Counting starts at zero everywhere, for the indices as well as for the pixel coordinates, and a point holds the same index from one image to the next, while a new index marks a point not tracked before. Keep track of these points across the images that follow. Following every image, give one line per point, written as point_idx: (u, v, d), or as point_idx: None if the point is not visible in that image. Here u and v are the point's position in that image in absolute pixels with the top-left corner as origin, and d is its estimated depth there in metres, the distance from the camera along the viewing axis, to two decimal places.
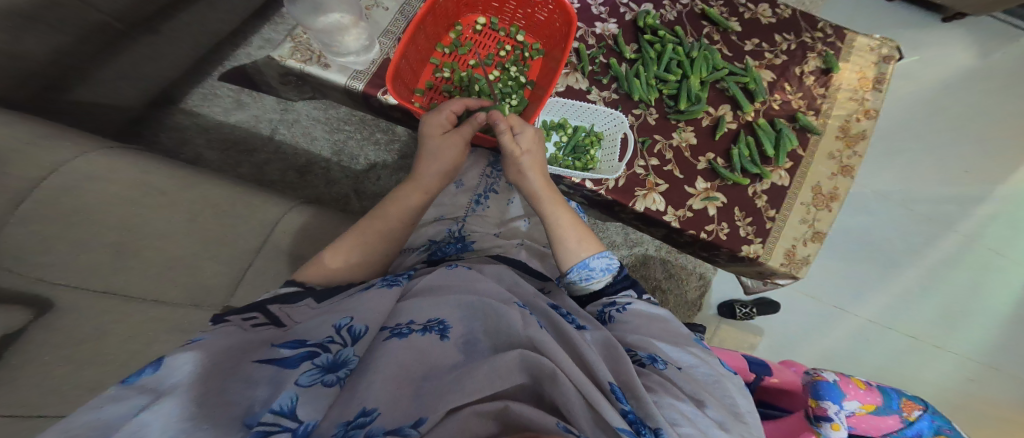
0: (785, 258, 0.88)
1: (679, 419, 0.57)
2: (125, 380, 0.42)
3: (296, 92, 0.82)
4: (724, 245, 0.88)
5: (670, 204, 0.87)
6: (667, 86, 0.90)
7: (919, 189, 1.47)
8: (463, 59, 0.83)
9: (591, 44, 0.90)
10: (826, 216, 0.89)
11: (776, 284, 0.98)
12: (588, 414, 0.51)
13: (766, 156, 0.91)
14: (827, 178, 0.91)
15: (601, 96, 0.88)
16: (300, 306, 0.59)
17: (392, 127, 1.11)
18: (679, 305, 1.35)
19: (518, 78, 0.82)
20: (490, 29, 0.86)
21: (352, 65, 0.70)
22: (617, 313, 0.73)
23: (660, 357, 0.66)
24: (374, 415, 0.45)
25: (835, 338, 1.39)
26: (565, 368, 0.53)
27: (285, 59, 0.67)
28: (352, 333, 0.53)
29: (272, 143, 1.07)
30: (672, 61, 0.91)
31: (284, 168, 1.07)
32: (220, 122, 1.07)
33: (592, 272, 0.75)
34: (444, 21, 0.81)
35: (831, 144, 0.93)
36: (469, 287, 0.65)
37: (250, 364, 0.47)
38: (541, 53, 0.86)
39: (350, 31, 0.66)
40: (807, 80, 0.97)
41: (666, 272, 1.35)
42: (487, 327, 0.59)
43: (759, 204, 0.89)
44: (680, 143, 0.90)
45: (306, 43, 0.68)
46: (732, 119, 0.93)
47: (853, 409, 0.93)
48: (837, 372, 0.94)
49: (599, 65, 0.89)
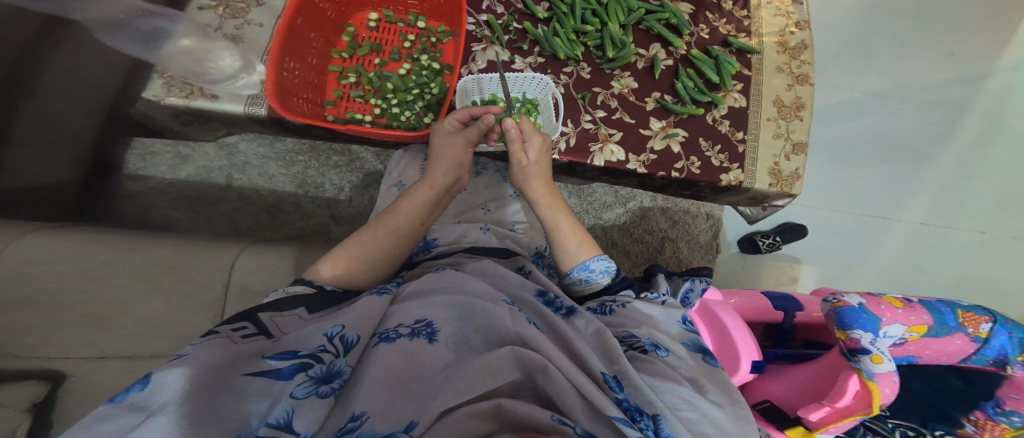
0: (772, 177, 0.82)
1: (678, 403, 0.53)
2: (112, 399, 0.40)
3: (205, 131, 0.86)
4: (701, 179, 0.82)
5: (631, 152, 0.82)
6: (588, 38, 0.85)
7: (911, 83, 1.36)
8: (367, 59, 0.84)
9: (500, 13, 0.85)
10: (800, 126, 0.84)
11: (775, 206, 0.91)
12: (584, 405, 0.49)
13: (711, 84, 0.86)
14: (785, 90, 0.86)
15: (525, 62, 0.84)
16: (292, 314, 0.54)
17: (347, 147, 1.12)
18: (694, 251, 1.27)
19: (429, 65, 0.82)
20: (387, 22, 0.86)
21: (243, 90, 0.72)
22: (618, 308, 0.66)
23: (661, 345, 0.60)
24: (365, 419, 0.43)
25: (885, 257, 1.29)
26: (556, 359, 0.50)
27: (165, 98, 0.70)
28: (344, 342, 0.50)
29: (233, 190, 1.07)
30: (586, 12, 0.85)
31: (255, 211, 1.08)
32: (172, 181, 1.04)
33: (592, 274, 0.71)
34: (332, 26, 0.82)
35: (774, 59, 0.88)
36: (457, 287, 0.60)
37: (242, 379, 0.45)
38: (449, 34, 0.85)
39: (213, 51, 0.72)
40: (726, 5, 0.91)
41: (669, 221, 1.27)
42: (476, 324, 0.55)
43: (723, 129, 0.84)
44: (622, 90, 0.84)
45: (178, 78, 0.70)
46: (666, 56, 0.87)
47: (899, 336, 0.79)
48: (863, 294, 0.81)
49: (514, 33, 0.85)
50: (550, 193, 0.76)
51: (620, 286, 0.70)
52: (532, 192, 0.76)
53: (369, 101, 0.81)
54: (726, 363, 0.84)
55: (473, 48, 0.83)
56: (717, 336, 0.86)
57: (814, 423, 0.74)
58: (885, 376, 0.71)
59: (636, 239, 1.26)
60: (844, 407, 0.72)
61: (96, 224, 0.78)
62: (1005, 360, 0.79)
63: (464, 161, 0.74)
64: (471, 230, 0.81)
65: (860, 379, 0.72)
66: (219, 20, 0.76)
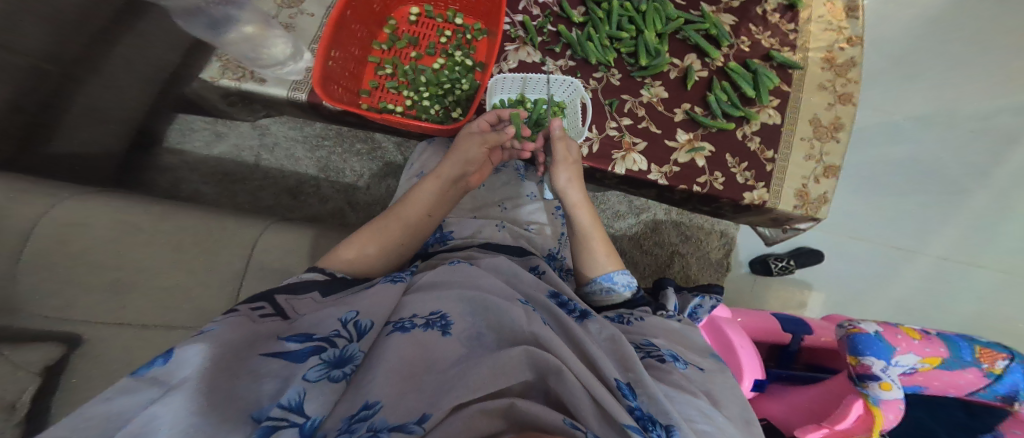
0: (798, 200, 0.82)
1: (694, 415, 0.50)
2: (135, 372, 0.39)
3: (248, 113, 0.88)
4: (723, 195, 0.82)
5: (653, 162, 0.82)
6: (622, 44, 0.85)
7: (952, 111, 1.34)
8: (403, 53, 0.85)
9: (536, 14, 0.86)
10: (834, 147, 0.83)
11: (797, 229, 0.91)
12: (595, 410, 0.47)
13: (747, 98, 0.85)
14: (825, 109, 0.86)
15: (556, 65, 0.85)
16: (306, 298, 0.54)
17: (370, 135, 1.13)
18: (703, 269, 1.27)
19: (464, 61, 0.83)
20: (427, 17, 0.87)
21: (289, 76, 0.74)
22: (635, 321, 0.65)
23: (680, 356, 0.58)
24: (378, 408, 0.42)
25: (901, 285, 1.28)
26: (570, 362, 0.48)
27: (219, 79, 0.72)
28: (358, 328, 0.48)
29: (258, 169, 1.09)
30: (623, 19, 0.85)
31: (277, 191, 1.10)
32: (206, 157, 1.06)
33: (614, 285, 0.70)
34: (374, 18, 0.83)
35: (819, 76, 0.88)
36: (471, 281, 0.58)
37: (258, 359, 0.44)
38: (484, 32, 0.86)
39: (269, 38, 0.71)
40: (772, 18, 0.91)
41: (681, 236, 1.27)
42: (490, 320, 0.53)
43: (752, 146, 0.84)
44: (650, 99, 0.84)
45: (233, 61, 0.73)
46: (701, 67, 0.87)
47: (910, 365, 0.77)
48: (880, 322, 0.79)
49: (548, 34, 0.85)
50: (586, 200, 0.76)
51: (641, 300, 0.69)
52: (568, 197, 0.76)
53: (402, 92, 0.83)
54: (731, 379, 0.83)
55: (506, 48, 0.84)
56: (723, 352, 0.86)
57: None
58: (891, 403, 0.70)
59: (646, 251, 1.26)
60: (842, 430, 0.72)
61: (123, 191, 0.79)
62: (1014, 396, 0.77)
63: (476, 158, 0.75)
64: (487, 228, 0.80)
65: (865, 404, 0.71)
66: (276, 8, 0.77)
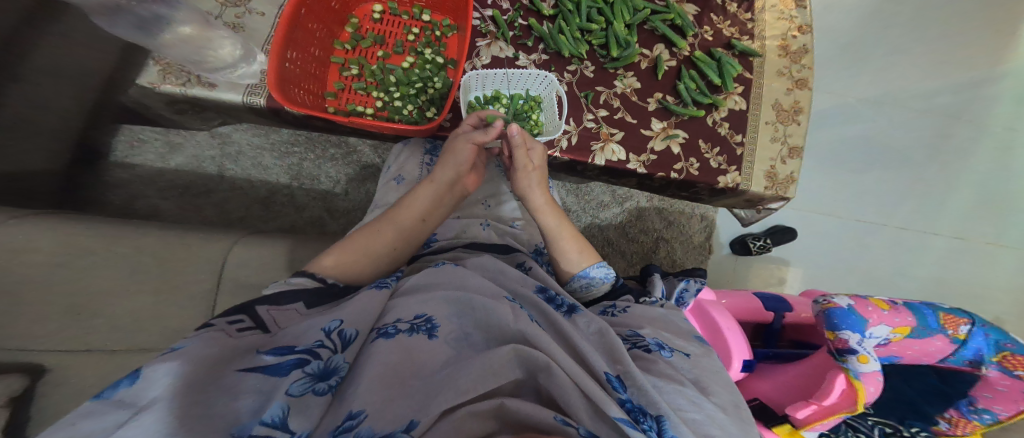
0: (768, 181, 0.84)
1: (683, 404, 0.51)
2: (98, 395, 0.37)
3: (199, 121, 0.84)
4: (699, 181, 0.83)
5: (632, 152, 0.83)
6: (593, 36, 0.85)
7: (905, 90, 1.40)
8: (369, 52, 0.83)
9: (506, 8, 0.84)
10: (796, 130, 0.85)
11: (769, 209, 0.93)
12: (586, 404, 0.46)
13: (713, 86, 0.87)
14: (784, 94, 0.87)
15: (530, 59, 0.84)
16: (290, 309, 0.52)
17: (343, 139, 1.10)
18: (688, 252, 1.29)
19: (434, 60, 0.81)
20: (391, 14, 0.85)
21: (242, 80, 0.72)
22: (619, 313, 0.65)
23: (667, 344, 0.59)
24: (362, 418, 0.40)
25: (870, 259, 1.34)
26: (558, 357, 0.48)
27: (161, 84, 0.69)
28: (343, 337, 0.48)
29: (224, 180, 1.04)
30: (592, 10, 0.85)
31: (248, 202, 1.06)
32: (161, 170, 1.01)
33: (592, 280, 0.71)
34: (334, 17, 0.80)
35: (776, 62, 0.90)
36: (456, 282, 0.57)
37: (234, 374, 0.42)
38: (453, 29, 0.84)
39: (213, 40, 0.66)
40: (730, 7, 0.92)
41: (665, 221, 1.29)
42: (476, 321, 0.53)
43: (723, 132, 0.85)
44: (624, 90, 0.85)
45: (174, 65, 0.69)
46: (670, 57, 0.88)
47: (884, 336, 0.79)
48: (851, 295, 0.81)
49: (519, 28, 0.84)
50: (550, 202, 0.76)
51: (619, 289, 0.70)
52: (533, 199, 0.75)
53: (371, 93, 0.80)
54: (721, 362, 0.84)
55: (478, 44, 0.83)
56: (712, 336, 0.87)
57: (801, 420, 0.77)
58: (871, 375, 0.73)
59: (632, 238, 1.27)
60: (829, 406, 0.75)
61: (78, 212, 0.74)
62: (981, 360, 0.79)
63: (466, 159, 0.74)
64: (471, 228, 0.80)
65: (846, 377, 0.74)
66: (219, 8, 0.74)
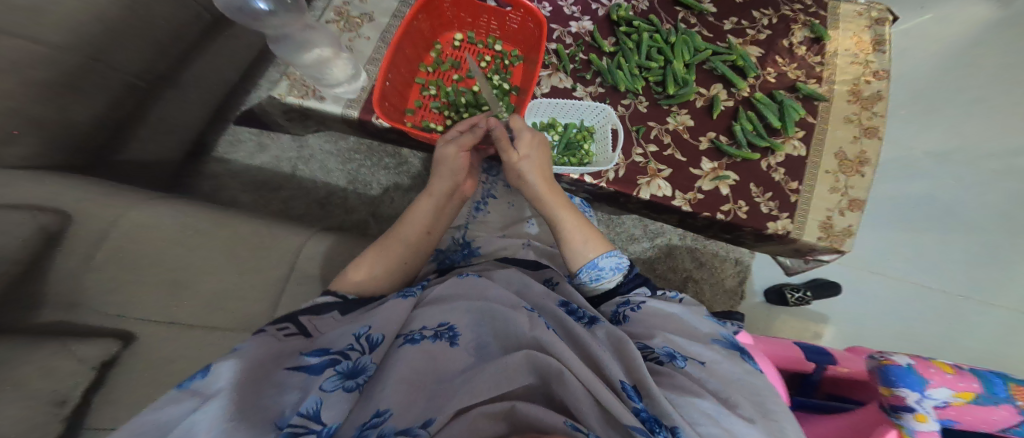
0: (823, 231, 0.83)
1: (699, 417, 0.50)
2: (180, 385, 0.42)
3: (302, 128, 0.93)
4: (747, 224, 0.84)
5: (678, 189, 0.85)
6: (650, 73, 0.89)
7: None
8: (446, 75, 0.90)
9: (569, 43, 0.90)
10: (859, 182, 0.84)
11: (820, 261, 0.92)
12: (597, 410, 0.48)
13: (772, 129, 0.88)
14: (849, 143, 0.87)
15: (586, 91, 0.89)
16: (328, 317, 0.58)
17: (398, 151, 1.18)
18: (716, 295, 1.34)
19: (502, 85, 0.87)
20: (468, 42, 0.92)
21: (344, 95, 0.78)
22: (631, 312, 0.66)
23: (679, 353, 0.58)
24: (387, 416, 0.45)
25: None
26: (569, 363, 0.49)
27: (287, 96, 0.76)
28: (370, 341, 0.51)
29: (294, 179, 1.14)
30: (652, 49, 0.90)
31: (307, 201, 1.14)
32: (246, 167, 1.12)
33: (602, 271, 0.70)
34: (423, 43, 0.88)
35: (844, 108, 0.90)
36: (479, 293, 0.61)
37: (282, 372, 0.48)
38: (521, 58, 0.90)
39: (335, 60, 0.73)
40: (798, 50, 0.95)
41: (696, 262, 1.34)
42: (494, 330, 0.56)
43: (777, 178, 0.86)
44: (676, 127, 0.88)
45: (299, 79, 0.77)
46: (727, 97, 0.91)
47: (945, 400, 0.73)
48: (913, 354, 0.76)
49: (580, 62, 0.90)
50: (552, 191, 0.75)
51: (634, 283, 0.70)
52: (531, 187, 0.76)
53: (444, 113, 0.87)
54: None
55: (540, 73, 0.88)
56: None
57: None
58: (927, 434, 0.71)
59: (661, 274, 1.32)
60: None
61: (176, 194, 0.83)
62: None
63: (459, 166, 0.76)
64: (513, 247, 0.83)
65: (899, 434, 0.72)
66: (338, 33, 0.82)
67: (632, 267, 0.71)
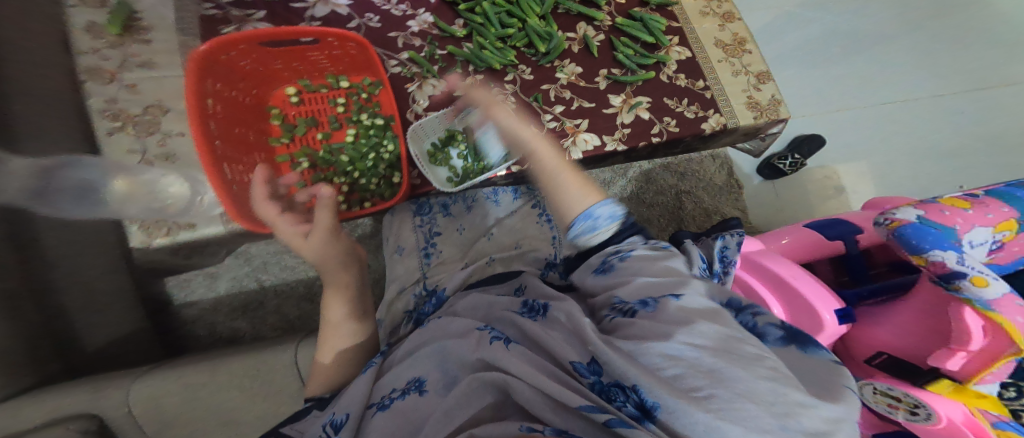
0: (754, 110, 0.84)
1: (660, 362, 0.41)
2: None
3: (208, 256, 0.95)
4: (683, 134, 0.82)
5: (603, 134, 0.82)
6: (515, 40, 0.87)
7: None
8: (306, 137, 0.88)
9: (419, 44, 0.88)
10: (752, 58, 0.88)
11: (771, 136, 0.92)
12: (548, 403, 0.43)
13: (649, 45, 0.88)
14: (719, 31, 0.91)
15: (466, 84, 0.85)
16: (308, 416, 0.56)
17: None
18: (715, 196, 1.25)
19: (374, 122, 0.83)
20: (308, 92, 0.90)
21: (213, 211, 0.84)
22: (619, 261, 0.55)
23: (652, 299, 0.50)
24: None
25: (892, 144, 1.30)
26: (513, 368, 0.47)
27: (151, 240, 0.82)
28: (335, 425, 0.52)
29: (268, 290, 1.16)
30: (502, 15, 0.88)
31: (294, 301, 1.17)
32: (215, 298, 1.13)
33: (598, 221, 0.57)
34: (255, 117, 0.86)
35: (695, 5, 0.93)
36: (442, 332, 0.61)
37: None
38: (377, 85, 0.86)
39: (163, 183, 0.81)
40: None
41: (676, 175, 1.24)
42: (455, 362, 0.55)
43: (682, 84, 0.85)
44: (569, 79, 0.86)
45: (151, 221, 0.82)
46: (596, 32, 0.90)
47: (991, 240, 0.64)
48: (917, 205, 0.65)
49: (443, 59, 0.87)
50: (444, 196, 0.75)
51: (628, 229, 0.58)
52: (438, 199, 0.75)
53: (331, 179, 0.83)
54: (804, 319, 0.66)
55: (409, 89, 0.86)
56: (780, 292, 0.69)
57: (959, 372, 0.58)
58: (1002, 300, 0.55)
59: (651, 203, 1.21)
60: (980, 349, 0.57)
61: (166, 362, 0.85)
62: None
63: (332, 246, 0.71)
64: (477, 269, 0.80)
65: (976, 311, 0.57)
66: (138, 140, 0.81)
67: (627, 214, 0.59)
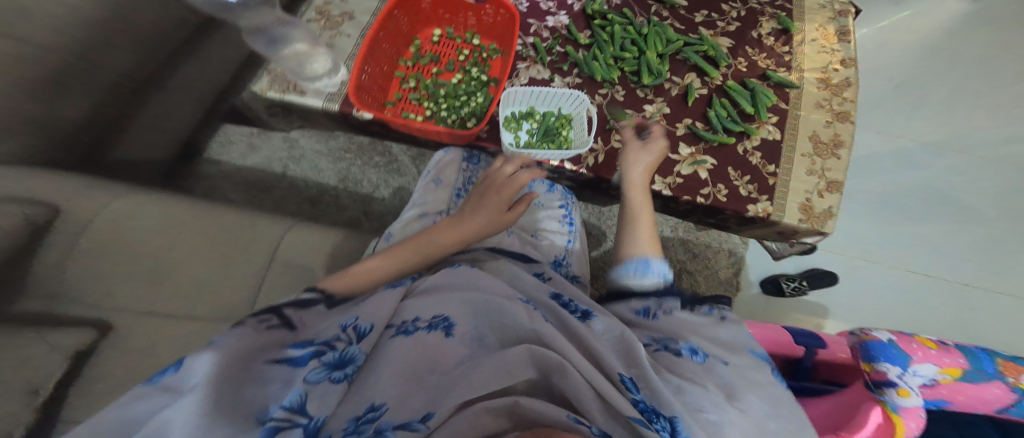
0: (802, 213, 0.89)
1: (703, 405, 0.53)
2: (148, 380, 0.42)
3: (285, 124, 0.99)
4: (727, 207, 0.89)
5: (658, 173, 0.90)
6: (626, 63, 0.93)
7: (963, 135, 1.46)
8: (426, 69, 0.95)
9: (546, 37, 0.94)
10: (835, 164, 0.92)
11: (802, 243, 0.99)
12: (599, 403, 0.52)
13: (746, 115, 0.95)
14: (823, 126, 0.95)
15: (564, 82, 0.92)
16: (314, 310, 0.56)
17: (388, 149, 1.22)
18: (713, 286, 1.32)
19: (479, 78, 0.92)
20: (447, 37, 0.97)
21: (325, 89, 0.83)
22: (661, 315, 0.66)
23: (701, 350, 0.61)
24: (383, 411, 0.47)
25: (888, 301, 1.36)
26: (574, 360, 0.53)
27: (267, 91, 0.82)
28: (357, 332, 0.53)
29: (285, 179, 1.18)
30: (626, 41, 0.95)
31: (300, 200, 1.18)
32: (239, 166, 1.17)
33: (647, 267, 0.73)
34: (401, 39, 0.93)
35: (815, 95, 0.98)
36: (470, 284, 0.64)
37: (265, 365, 0.47)
38: (498, 52, 0.96)
39: (314, 56, 0.80)
40: (767, 40, 1.02)
41: (688, 254, 1.33)
42: (491, 323, 0.59)
43: (754, 161, 0.92)
44: (655, 114, 0.93)
45: (279, 74, 0.82)
46: (702, 85, 0.97)
47: (931, 377, 0.75)
48: (893, 331, 0.78)
49: (557, 54, 0.94)
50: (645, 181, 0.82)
51: (670, 293, 0.70)
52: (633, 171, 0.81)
53: (424, 104, 0.92)
54: None
55: (518, 66, 0.92)
56: None
57: None
58: (912, 410, 0.70)
59: None
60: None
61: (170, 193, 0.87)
62: None
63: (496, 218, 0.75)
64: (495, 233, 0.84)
65: (885, 410, 0.72)
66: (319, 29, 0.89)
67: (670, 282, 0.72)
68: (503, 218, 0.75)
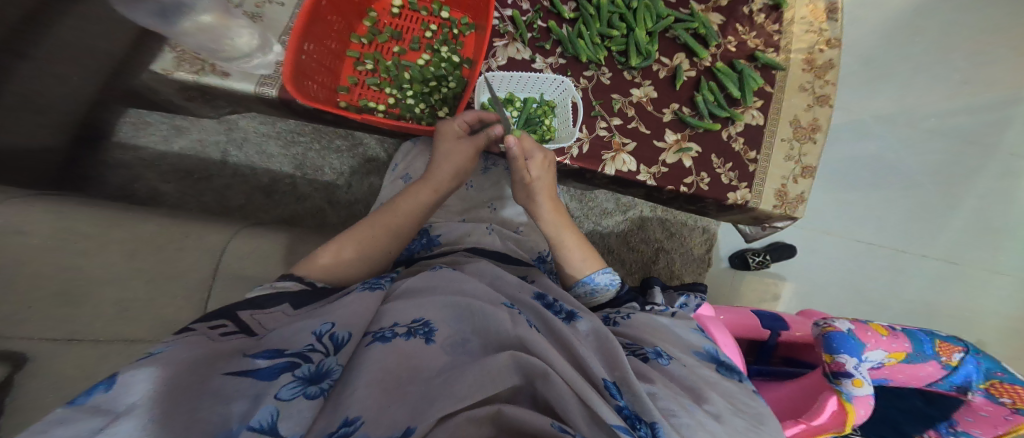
0: (778, 199, 0.89)
1: (674, 409, 0.49)
2: (72, 401, 0.32)
3: (208, 109, 0.85)
4: (709, 195, 0.87)
5: (642, 162, 0.86)
6: (613, 42, 0.87)
7: (917, 110, 1.53)
8: (386, 47, 0.85)
9: (526, 9, 0.86)
10: (811, 148, 0.90)
11: (774, 227, 1.00)
12: (583, 410, 0.41)
13: (732, 98, 0.91)
14: (804, 111, 0.92)
15: (546, 63, 0.85)
16: (274, 312, 0.48)
17: (351, 132, 1.14)
18: (686, 264, 1.35)
19: (451, 58, 0.83)
20: (411, 8, 0.86)
21: (256, 69, 0.73)
22: (623, 318, 0.67)
23: (665, 353, 0.59)
24: (358, 424, 0.35)
25: (839, 270, 1.45)
26: (555, 363, 0.43)
27: (176, 72, 0.70)
28: (336, 340, 0.42)
29: (227, 165, 1.08)
30: (613, 16, 0.87)
31: (248, 189, 1.09)
32: (164, 152, 1.05)
33: (597, 286, 0.72)
34: (354, 12, 0.82)
35: (800, 77, 0.94)
36: (456, 286, 0.53)
37: (219, 377, 0.37)
38: (471, 27, 0.87)
39: (233, 29, 0.68)
40: (757, 17, 0.97)
41: (666, 233, 1.33)
42: (476, 325, 0.47)
43: (736, 147, 0.90)
44: (641, 99, 0.88)
45: (190, 52, 0.71)
46: (690, 66, 0.92)
47: (880, 361, 0.77)
48: (851, 319, 0.80)
49: (537, 31, 0.86)
50: (556, 209, 0.76)
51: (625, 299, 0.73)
52: (538, 208, 0.76)
53: (383, 89, 0.82)
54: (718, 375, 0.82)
55: (495, 44, 0.84)
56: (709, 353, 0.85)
57: None
58: (864, 398, 0.72)
59: (632, 247, 1.31)
60: (818, 426, 0.75)
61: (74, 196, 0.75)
62: (967, 386, 0.76)
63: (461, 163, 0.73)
64: (474, 228, 0.79)
65: (840, 400, 0.73)
66: None
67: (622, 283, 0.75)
68: (474, 164, 0.75)
